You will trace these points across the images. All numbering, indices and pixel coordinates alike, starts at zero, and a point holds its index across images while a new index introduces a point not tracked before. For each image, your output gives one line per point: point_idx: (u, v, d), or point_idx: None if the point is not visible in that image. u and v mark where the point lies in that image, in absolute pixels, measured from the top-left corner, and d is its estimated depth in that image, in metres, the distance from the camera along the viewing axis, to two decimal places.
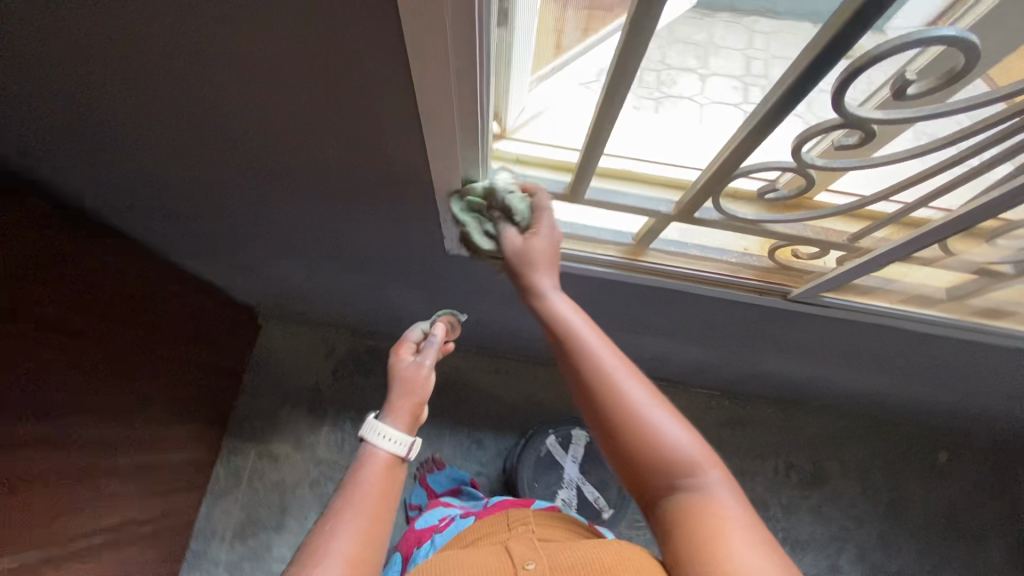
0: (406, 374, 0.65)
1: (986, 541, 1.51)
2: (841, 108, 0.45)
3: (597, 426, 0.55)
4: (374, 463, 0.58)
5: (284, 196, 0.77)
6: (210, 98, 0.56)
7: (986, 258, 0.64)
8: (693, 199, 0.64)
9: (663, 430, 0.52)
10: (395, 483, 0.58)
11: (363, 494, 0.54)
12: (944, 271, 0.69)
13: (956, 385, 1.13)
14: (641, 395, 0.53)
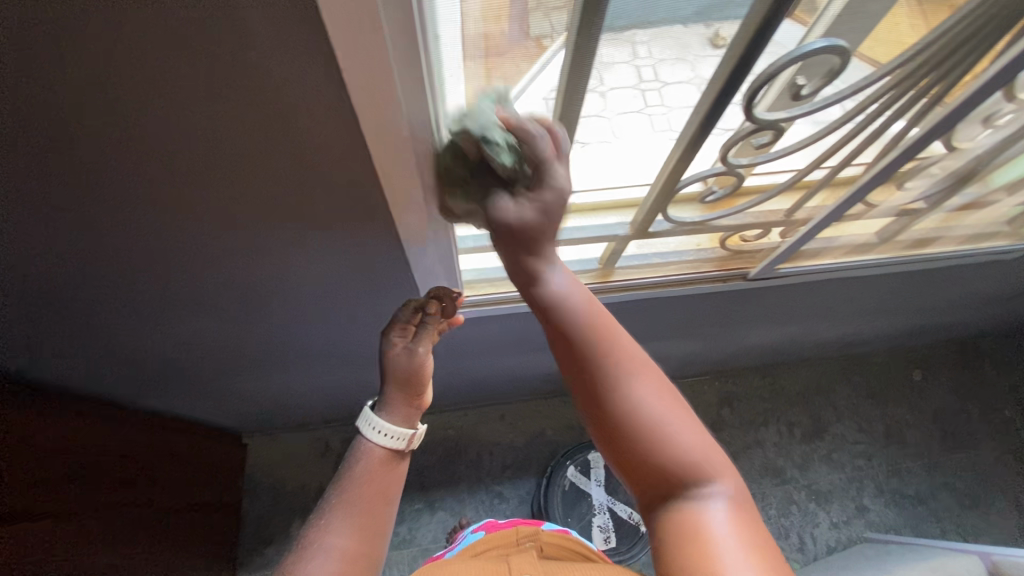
0: (398, 364, 0.58)
1: (980, 438, 1.62)
2: (749, 114, 0.52)
3: (593, 416, 0.47)
4: (374, 460, 0.59)
5: (259, 318, 0.77)
6: (176, 259, 0.56)
7: (904, 201, 0.71)
8: (646, 216, 0.69)
9: (667, 431, 0.45)
10: (396, 478, 0.60)
11: (362, 490, 0.57)
12: (873, 221, 0.77)
13: (908, 308, 1.24)
14: (647, 392, 0.46)
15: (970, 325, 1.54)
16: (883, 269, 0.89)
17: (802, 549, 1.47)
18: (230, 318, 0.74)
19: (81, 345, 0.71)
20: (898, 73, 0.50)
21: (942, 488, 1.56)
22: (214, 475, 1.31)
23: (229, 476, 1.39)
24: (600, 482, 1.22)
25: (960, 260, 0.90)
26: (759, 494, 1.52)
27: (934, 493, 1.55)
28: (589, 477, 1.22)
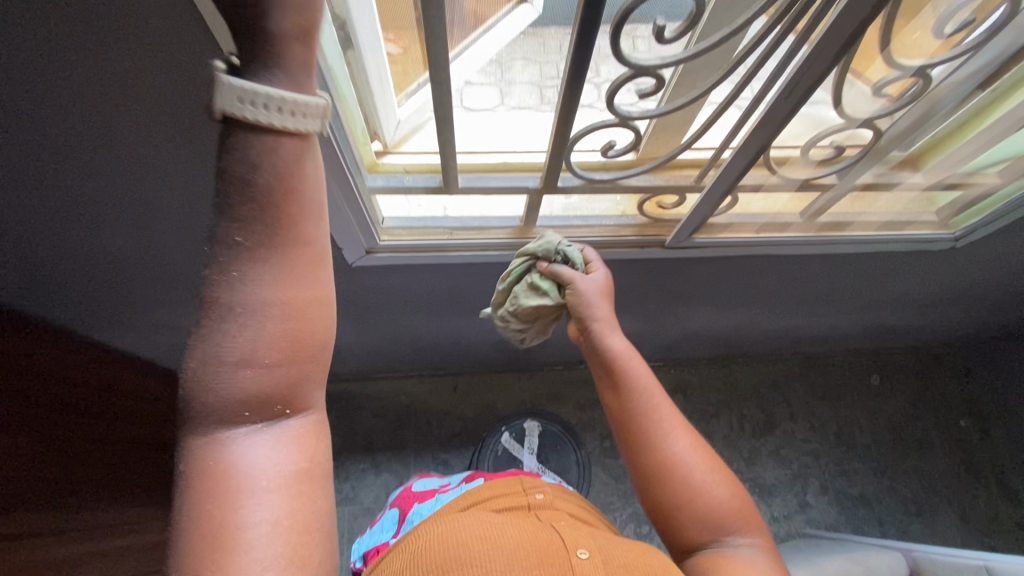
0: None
1: (932, 447, 1.62)
2: (621, 55, 0.53)
3: (647, 464, 0.70)
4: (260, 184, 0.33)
5: (180, 248, 0.80)
6: (78, 155, 0.60)
7: (809, 174, 0.73)
8: (550, 170, 0.72)
9: (702, 480, 0.68)
10: (309, 188, 0.36)
11: (267, 252, 0.35)
12: (782, 194, 0.79)
13: (852, 304, 1.25)
14: (687, 449, 0.69)
15: (928, 330, 1.54)
16: (806, 249, 0.90)
17: None
18: (153, 246, 0.78)
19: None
20: (770, 18, 0.51)
21: (887, 492, 1.56)
22: None
23: None
24: (532, 450, 1.23)
25: (885, 247, 0.91)
26: None
27: (879, 497, 1.55)
28: (522, 445, 1.23)
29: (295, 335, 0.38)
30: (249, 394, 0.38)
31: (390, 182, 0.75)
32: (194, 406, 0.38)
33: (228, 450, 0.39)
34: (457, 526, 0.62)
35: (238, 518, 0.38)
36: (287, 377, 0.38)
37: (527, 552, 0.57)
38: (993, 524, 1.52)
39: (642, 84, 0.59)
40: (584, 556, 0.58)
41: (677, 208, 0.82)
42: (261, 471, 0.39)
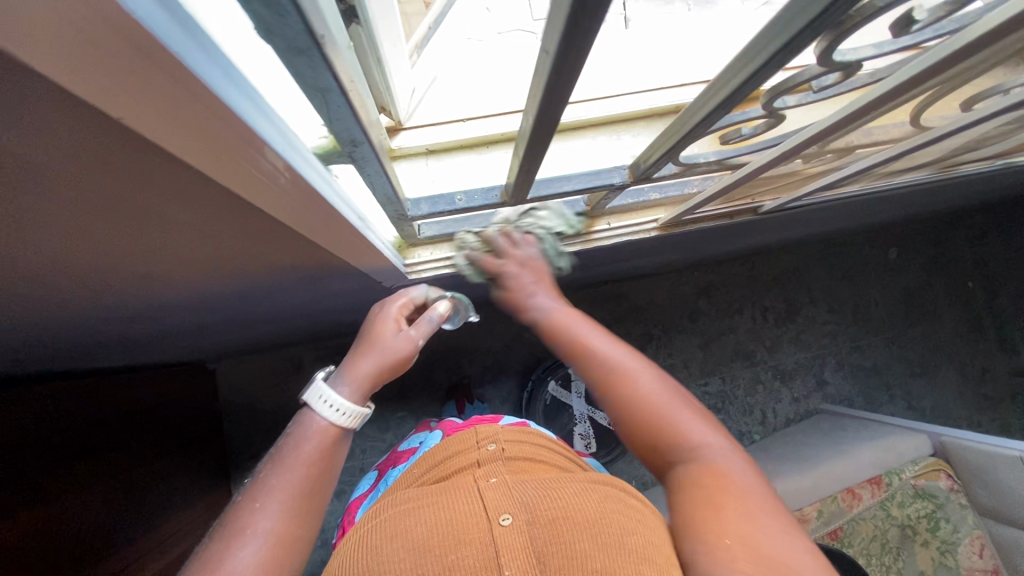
0: (395, 345, 0.62)
1: (939, 311, 1.70)
2: (825, 61, 0.34)
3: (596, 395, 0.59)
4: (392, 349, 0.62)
5: (171, 317, 0.63)
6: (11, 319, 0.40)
7: (978, 137, 0.56)
8: (648, 161, 0.53)
9: (666, 408, 0.56)
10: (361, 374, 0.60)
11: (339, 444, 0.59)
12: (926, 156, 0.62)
13: (908, 206, 1.16)
14: (644, 376, 0.57)
15: (963, 206, 1.48)
16: (908, 188, 0.77)
17: (763, 422, 1.55)
18: (136, 324, 0.60)
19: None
20: None
21: (896, 359, 1.65)
22: (183, 411, 1.27)
23: (201, 407, 1.35)
24: (581, 393, 1.23)
25: (989, 171, 0.80)
26: (729, 378, 1.56)
27: (889, 365, 1.65)
28: (570, 390, 1.23)
29: (313, 462, 0.55)
30: (324, 450, 0.57)
31: (438, 207, 0.56)
32: (269, 475, 0.54)
33: (274, 481, 0.53)
34: (378, 522, 0.49)
35: (227, 563, 0.47)
36: (292, 503, 0.53)
37: (439, 538, 0.44)
38: (983, 375, 1.69)
39: (821, 77, 0.39)
40: (506, 521, 0.44)
41: (788, 177, 0.65)
42: (263, 519, 0.51)
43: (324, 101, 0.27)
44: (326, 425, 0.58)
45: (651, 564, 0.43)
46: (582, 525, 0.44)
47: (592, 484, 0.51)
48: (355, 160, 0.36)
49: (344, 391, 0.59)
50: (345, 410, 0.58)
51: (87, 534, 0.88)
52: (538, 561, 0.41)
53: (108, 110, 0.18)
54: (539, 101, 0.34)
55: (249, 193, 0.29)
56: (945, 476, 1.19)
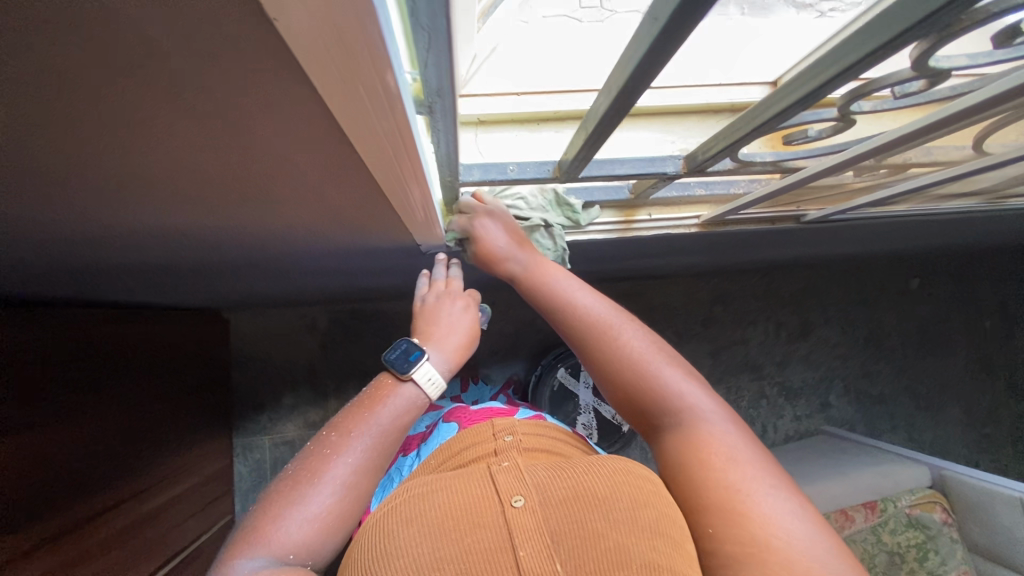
0: (460, 324, 0.70)
1: (952, 347, 1.69)
2: (919, 65, 0.34)
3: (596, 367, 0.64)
4: (461, 326, 0.70)
5: (208, 254, 0.63)
6: (73, 233, 0.41)
7: None
8: (705, 153, 0.53)
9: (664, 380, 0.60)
10: (442, 348, 0.66)
11: (416, 408, 0.62)
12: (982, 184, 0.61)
13: (941, 237, 1.14)
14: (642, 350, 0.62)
15: (993, 244, 1.46)
16: (952, 215, 0.76)
17: (762, 436, 1.55)
18: (177, 256, 0.61)
19: (15, 284, 0.60)
20: None
21: (903, 390, 1.65)
22: (192, 355, 1.28)
23: (211, 354, 1.36)
24: (588, 384, 1.24)
25: None
26: (734, 389, 1.55)
27: (895, 395, 1.64)
28: (578, 379, 1.24)
29: (392, 426, 0.59)
30: (409, 419, 0.61)
31: (490, 174, 0.55)
32: (348, 428, 0.58)
33: (359, 437, 0.57)
34: (392, 504, 0.48)
35: (305, 505, 0.52)
36: (368, 460, 0.56)
37: (453, 521, 0.43)
38: (988, 416, 1.69)
39: (906, 82, 0.38)
40: (518, 503, 0.44)
41: (835, 189, 0.64)
42: (341, 467, 0.55)
43: (427, 43, 0.28)
44: (421, 401, 0.63)
45: (665, 541, 0.45)
46: (593, 502, 0.45)
47: (603, 459, 0.52)
48: (433, 113, 0.36)
49: (440, 368, 0.65)
50: (438, 382, 0.64)
51: (87, 463, 0.88)
52: (552, 541, 0.42)
53: (280, 27, 0.18)
54: (625, 74, 0.34)
55: (348, 124, 0.28)
56: (941, 508, 1.18)
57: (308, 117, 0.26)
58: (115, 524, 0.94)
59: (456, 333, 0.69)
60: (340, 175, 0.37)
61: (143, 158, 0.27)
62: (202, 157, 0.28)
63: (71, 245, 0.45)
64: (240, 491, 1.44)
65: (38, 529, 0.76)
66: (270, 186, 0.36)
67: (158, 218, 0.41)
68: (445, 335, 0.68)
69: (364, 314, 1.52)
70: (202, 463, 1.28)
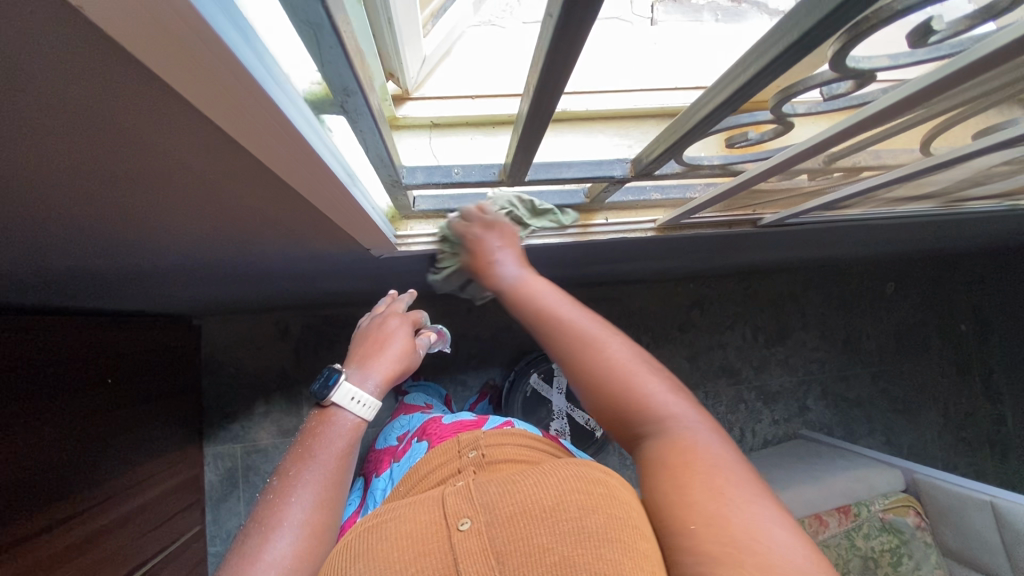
0: (397, 344, 0.68)
1: (929, 351, 1.70)
2: (839, 65, 0.34)
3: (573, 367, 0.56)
4: (399, 348, 0.67)
5: (151, 262, 0.62)
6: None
7: (984, 173, 0.56)
8: (648, 156, 0.52)
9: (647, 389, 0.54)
10: (372, 370, 0.64)
11: (353, 438, 0.62)
12: (933, 189, 0.62)
13: (912, 240, 1.15)
14: (623, 353, 0.55)
15: (966, 247, 1.47)
16: (911, 218, 0.76)
17: (740, 441, 1.54)
18: (119, 263, 0.59)
19: None
20: None
21: (881, 394, 1.65)
22: (161, 364, 1.26)
23: (181, 361, 1.34)
24: (561, 389, 1.23)
25: (992, 212, 0.80)
26: (712, 393, 1.55)
27: (873, 398, 1.64)
28: (551, 384, 1.23)
29: (337, 457, 0.59)
30: (351, 445, 0.61)
31: (434, 178, 0.54)
32: (291, 472, 0.57)
33: (304, 473, 0.57)
34: (351, 536, 0.47)
35: (265, 553, 0.50)
36: (316, 498, 0.55)
37: (398, 552, 0.42)
38: (965, 419, 1.69)
39: (833, 84, 0.38)
40: (464, 526, 0.43)
41: (787, 192, 0.64)
42: (295, 509, 0.54)
43: (315, 41, 0.27)
44: (355, 423, 0.62)
45: (614, 546, 0.41)
46: (539, 516, 0.42)
47: (558, 466, 0.48)
48: (348, 113, 0.35)
49: (372, 389, 0.63)
50: (365, 403, 0.62)
51: (49, 468, 0.87)
52: (495, 561, 0.40)
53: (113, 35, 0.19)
54: (538, 71, 0.33)
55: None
56: (914, 512, 1.18)
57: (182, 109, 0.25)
58: (79, 532, 0.92)
59: (390, 353, 0.66)
60: (252, 173, 0.36)
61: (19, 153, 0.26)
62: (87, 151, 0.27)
63: None
64: (211, 501, 1.41)
65: None
66: (180, 185, 0.35)
67: (71, 221, 0.39)
68: (380, 355, 0.66)
69: (339, 319, 1.51)
70: (170, 471, 1.26)
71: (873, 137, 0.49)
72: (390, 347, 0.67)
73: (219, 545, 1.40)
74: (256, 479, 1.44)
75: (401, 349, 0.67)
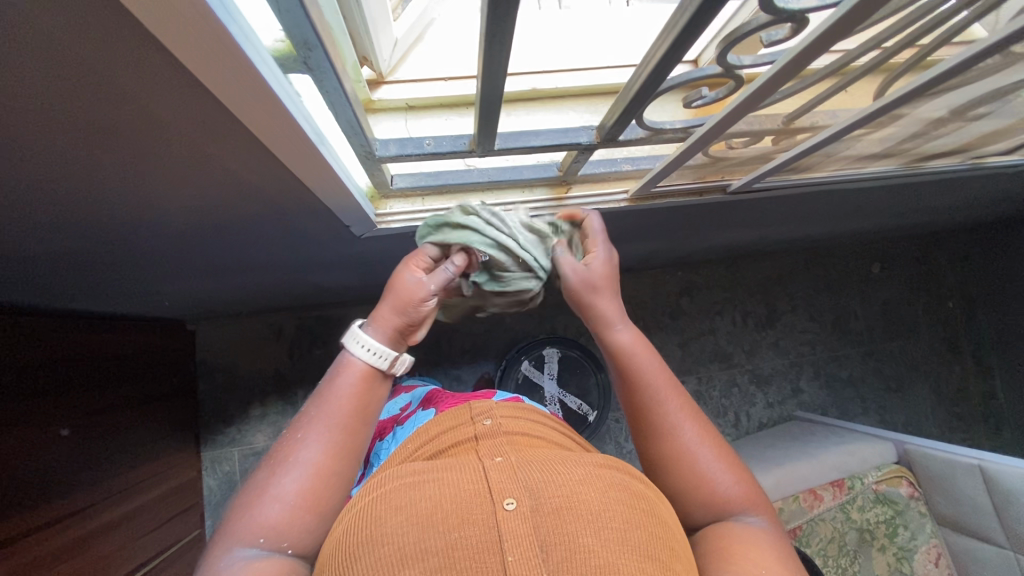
0: (407, 287, 0.58)
1: (918, 328, 1.72)
2: (769, 6, 0.36)
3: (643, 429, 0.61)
4: (408, 292, 0.58)
5: (137, 249, 0.64)
6: None
7: (934, 124, 0.58)
8: (610, 122, 0.54)
9: (709, 466, 0.57)
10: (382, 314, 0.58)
11: (376, 382, 0.58)
12: (890, 146, 0.64)
13: (887, 214, 1.18)
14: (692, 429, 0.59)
15: (946, 222, 1.50)
16: (877, 181, 0.79)
17: (735, 424, 1.55)
18: (105, 250, 0.61)
19: None
20: None
21: (872, 373, 1.67)
22: (156, 369, 1.27)
23: (176, 366, 1.35)
24: (553, 375, 1.25)
25: (955, 174, 0.82)
26: (704, 378, 1.56)
27: (865, 377, 1.66)
28: (543, 371, 1.24)
29: (357, 399, 0.56)
30: (369, 391, 0.57)
31: (406, 150, 0.56)
32: (309, 410, 0.55)
33: (319, 415, 0.54)
34: (385, 490, 0.47)
35: (270, 491, 0.50)
36: (331, 438, 0.53)
37: (444, 515, 0.42)
38: (958, 394, 1.71)
39: (772, 29, 0.41)
40: (510, 506, 0.43)
41: (753, 155, 0.66)
42: (305, 450, 0.52)
43: None
44: (366, 368, 0.57)
45: (653, 563, 0.42)
46: (586, 517, 0.43)
47: (600, 471, 0.49)
48: (312, 71, 0.37)
49: (377, 334, 0.58)
50: (377, 352, 0.57)
51: (44, 467, 0.88)
52: (540, 548, 0.40)
53: None
54: (485, 22, 0.35)
55: (179, 48, 0.29)
56: (906, 482, 1.19)
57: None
58: (76, 531, 0.93)
59: (401, 294, 0.58)
60: (223, 128, 0.38)
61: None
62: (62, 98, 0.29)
63: None
64: (209, 506, 1.42)
65: None
66: (156, 142, 0.37)
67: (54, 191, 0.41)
68: (392, 294, 0.58)
69: (332, 320, 1.53)
70: (167, 476, 1.27)
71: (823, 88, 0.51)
72: (399, 289, 0.58)
73: None
74: None
75: (410, 292, 0.58)
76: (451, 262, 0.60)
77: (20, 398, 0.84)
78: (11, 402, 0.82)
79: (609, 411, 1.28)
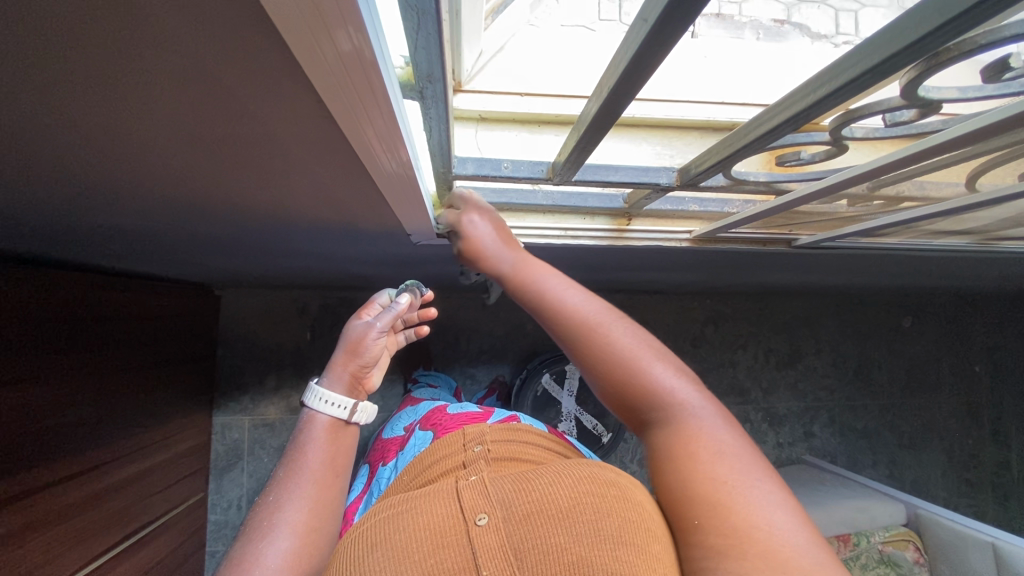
0: (355, 334, 0.61)
1: (941, 388, 1.70)
2: (910, 91, 0.34)
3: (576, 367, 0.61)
4: (350, 338, 0.61)
5: (196, 228, 0.63)
6: (56, 192, 0.41)
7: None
8: (697, 172, 0.53)
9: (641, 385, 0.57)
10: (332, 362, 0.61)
11: (345, 445, 0.61)
12: (974, 226, 0.62)
13: (938, 275, 1.15)
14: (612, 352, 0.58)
15: (989, 288, 1.48)
16: (945, 253, 0.77)
17: None
18: (167, 226, 0.61)
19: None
20: None
21: (888, 427, 1.65)
22: (181, 331, 1.28)
23: (200, 329, 1.36)
24: (572, 392, 1.25)
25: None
26: None
27: (880, 431, 1.64)
28: (562, 386, 1.25)
29: (330, 457, 0.58)
30: (340, 445, 0.60)
31: (483, 169, 0.55)
32: (279, 477, 0.56)
33: (292, 477, 0.55)
34: (362, 530, 0.45)
35: (256, 562, 0.50)
36: (309, 499, 0.55)
37: (418, 543, 0.41)
38: (970, 460, 1.69)
39: (897, 111, 0.39)
40: (482, 521, 0.42)
41: (827, 216, 0.64)
42: (284, 516, 0.53)
43: (416, 24, 0.28)
44: (330, 422, 0.60)
45: (629, 548, 0.42)
46: (555, 516, 0.42)
47: (570, 466, 0.49)
48: (423, 99, 0.36)
49: (334, 384, 0.60)
50: (334, 404, 0.60)
51: (63, 422, 0.88)
52: (514, 559, 0.40)
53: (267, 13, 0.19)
54: (618, 77, 0.34)
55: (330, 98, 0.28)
56: (913, 547, 1.18)
57: (286, 88, 0.26)
58: (87, 486, 0.94)
59: (350, 339, 0.61)
60: (324, 155, 0.37)
61: (117, 114, 0.27)
62: (181, 116, 0.28)
63: (52, 203, 0.44)
64: (215, 471, 1.44)
65: (15, 480, 0.76)
66: (252, 157, 0.36)
67: (140, 179, 0.40)
68: (340, 343, 0.62)
69: (357, 302, 1.53)
70: (179, 437, 1.28)
71: (927, 168, 0.49)
72: (345, 336, 0.62)
73: (219, 515, 1.42)
74: (261, 452, 1.47)
75: (356, 339, 0.61)
76: (397, 305, 0.62)
77: (48, 350, 0.84)
78: (39, 354, 0.82)
79: (622, 434, 1.28)
